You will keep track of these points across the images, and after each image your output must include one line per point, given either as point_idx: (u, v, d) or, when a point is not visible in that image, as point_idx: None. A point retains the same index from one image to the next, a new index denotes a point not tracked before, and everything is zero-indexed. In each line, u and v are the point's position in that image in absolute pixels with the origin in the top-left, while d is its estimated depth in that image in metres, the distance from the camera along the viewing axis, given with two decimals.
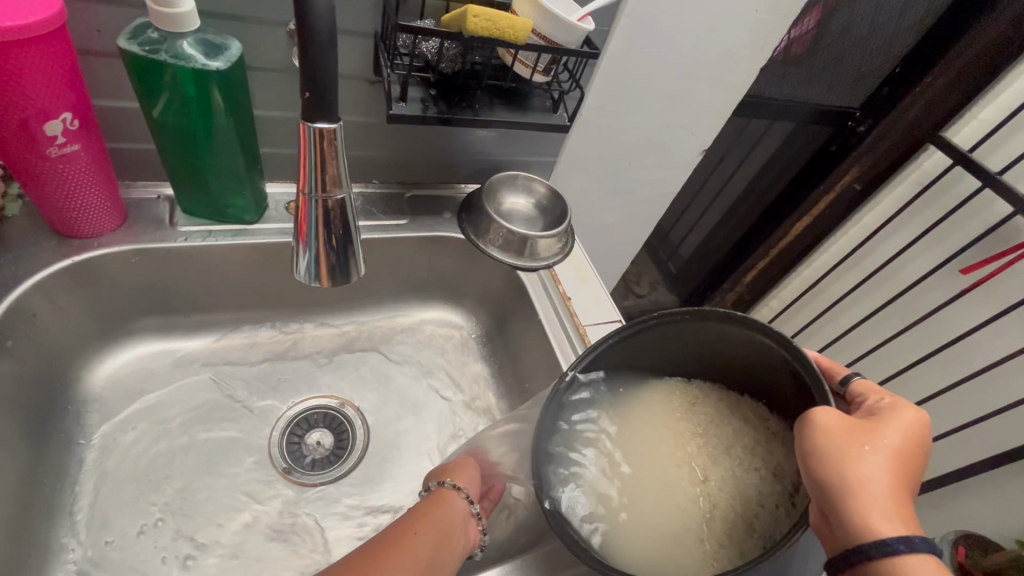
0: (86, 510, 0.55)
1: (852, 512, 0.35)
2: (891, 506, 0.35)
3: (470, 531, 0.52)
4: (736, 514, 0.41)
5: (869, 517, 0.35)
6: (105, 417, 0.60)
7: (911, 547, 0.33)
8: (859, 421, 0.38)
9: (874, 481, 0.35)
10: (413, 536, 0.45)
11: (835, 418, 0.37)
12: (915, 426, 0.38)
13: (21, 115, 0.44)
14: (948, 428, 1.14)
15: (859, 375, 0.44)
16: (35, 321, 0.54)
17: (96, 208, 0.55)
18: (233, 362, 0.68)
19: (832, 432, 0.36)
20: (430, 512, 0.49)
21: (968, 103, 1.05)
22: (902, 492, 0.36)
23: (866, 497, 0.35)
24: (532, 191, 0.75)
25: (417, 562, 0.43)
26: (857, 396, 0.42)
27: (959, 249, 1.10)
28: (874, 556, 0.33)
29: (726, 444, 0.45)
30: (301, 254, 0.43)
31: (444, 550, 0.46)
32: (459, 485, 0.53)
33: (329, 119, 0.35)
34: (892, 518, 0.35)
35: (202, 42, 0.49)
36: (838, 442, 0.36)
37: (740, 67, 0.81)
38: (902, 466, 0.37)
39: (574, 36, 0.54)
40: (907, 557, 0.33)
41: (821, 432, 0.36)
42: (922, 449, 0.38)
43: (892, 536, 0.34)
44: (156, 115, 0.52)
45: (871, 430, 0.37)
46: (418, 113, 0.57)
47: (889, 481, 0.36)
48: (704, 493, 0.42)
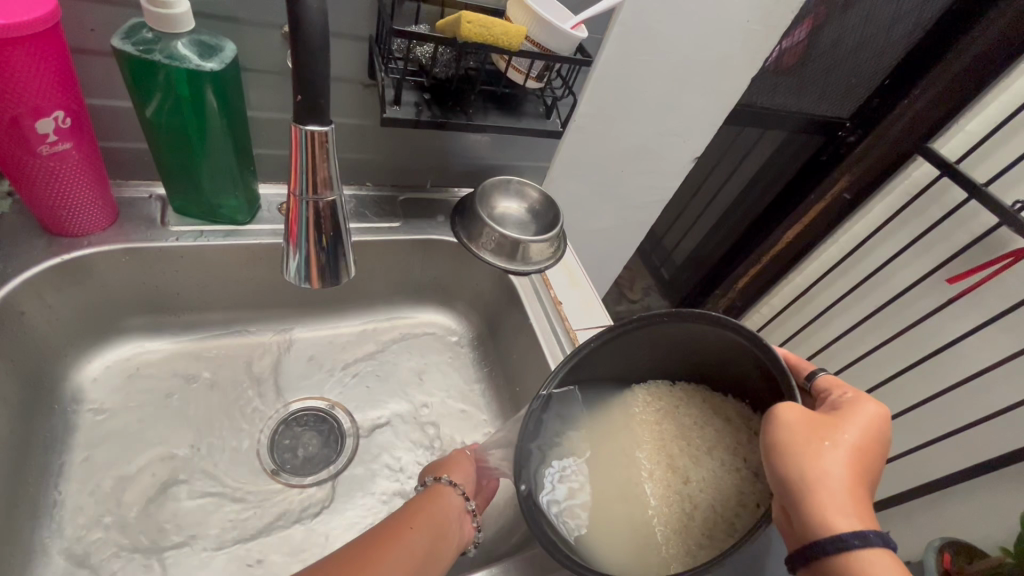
0: (71, 510, 0.54)
1: (811, 509, 0.36)
2: (849, 501, 0.36)
3: (465, 527, 0.52)
4: (717, 514, 0.41)
5: (829, 514, 0.35)
6: (91, 417, 0.60)
7: (865, 542, 0.34)
8: (821, 417, 0.39)
9: (834, 477, 0.36)
10: (408, 531, 0.45)
11: (797, 415, 0.38)
12: (876, 422, 0.39)
13: (12, 113, 0.44)
14: (933, 435, 1.16)
15: (824, 371, 0.45)
16: (22, 319, 0.54)
17: (87, 207, 0.55)
18: (223, 362, 0.68)
19: (795, 429, 0.37)
20: (425, 508, 0.49)
21: (955, 116, 1.07)
22: (860, 487, 0.37)
23: (825, 492, 0.36)
24: (524, 195, 0.76)
25: (410, 558, 0.43)
26: (822, 390, 0.44)
27: (947, 259, 1.11)
28: (830, 551, 0.34)
29: (708, 445, 0.45)
30: (291, 253, 0.43)
31: (439, 545, 0.47)
32: (454, 482, 0.54)
33: (321, 122, 0.35)
34: (851, 513, 0.36)
35: (197, 43, 0.49)
36: (800, 439, 0.37)
37: (732, 76, 0.82)
38: (861, 461, 0.38)
39: (569, 44, 0.55)
40: (863, 551, 0.34)
41: (783, 429, 0.37)
42: (882, 444, 0.39)
43: (847, 531, 0.35)
44: (149, 115, 0.52)
45: (832, 427, 0.38)
46: (412, 117, 0.57)
47: (848, 477, 0.37)
48: (684, 494, 0.43)
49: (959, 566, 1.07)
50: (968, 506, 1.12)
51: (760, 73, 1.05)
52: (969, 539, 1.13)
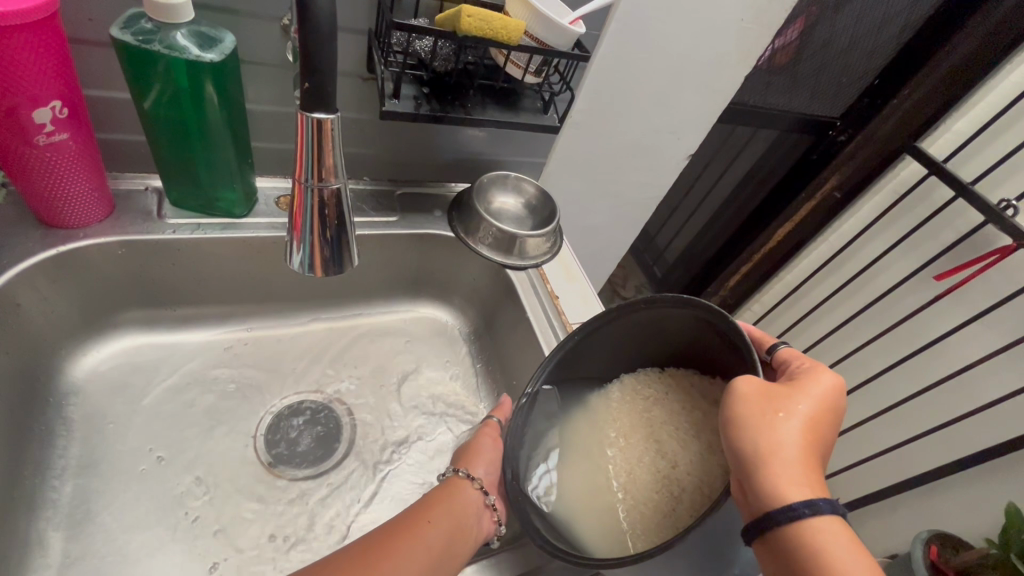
0: (67, 503, 0.54)
1: (765, 480, 0.37)
2: (801, 471, 0.38)
3: (485, 521, 0.52)
4: (702, 494, 0.42)
5: (782, 485, 0.37)
6: (87, 410, 0.59)
7: (816, 510, 0.36)
8: (777, 389, 0.40)
9: (787, 447, 0.38)
10: (425, 526, 0.46)
11: (754, 387, 0.39)
12: (830, 392, 0.41)
13: (10, 102, 0.44)
14: (920, 430, 1.18)
15: (784, 344, 0.47)
16: (17, 310, 0.53)
17: (83, 197, 0.55)
18: (220, 355, 0.67)
19: (750, 402, 0.39)
20: (443, 502, 0.50)
21: (943, 116, 1.09)
22: (811, 456, 0.39)
23: (779, 463, 0.37)
24: (521, 190, 0.76)
25: (428, 552, 0.44)
26: (780, 362, 0.46)
27: (933, 257, 1.14)
28: (783, 522, 0.36)
29: (695, 429, 0.46)
30: (296, 249, 0.43)
31: (457, 539, 0.47)
32: (472, 475, 0.54)
33: (327, 110, 0.36)
34: (802, 483, 0.37)
35: (196, 34, 0.49)
36: (755, 412, 0.38)
37: (726, 74, 0.83)
38: (813, 431, 0.39)
39: (567, 39, 0.56)
40: (813, 519, 0.36)
41: (741, 402, 0.38)
42: (834, 414, 0.41)
43: (798, 501, 0.36)
44: (148, 107, 0.51)
45: (788, 397, 0.40)
46: (411, 110, 0.57)
47: (800, 447, 0.39)
48: (672, 477, 0.44)
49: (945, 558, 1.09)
50: (954, 499, 1.14)
51: (753, 71, 1.06)
52: (954, 532, 1.15)
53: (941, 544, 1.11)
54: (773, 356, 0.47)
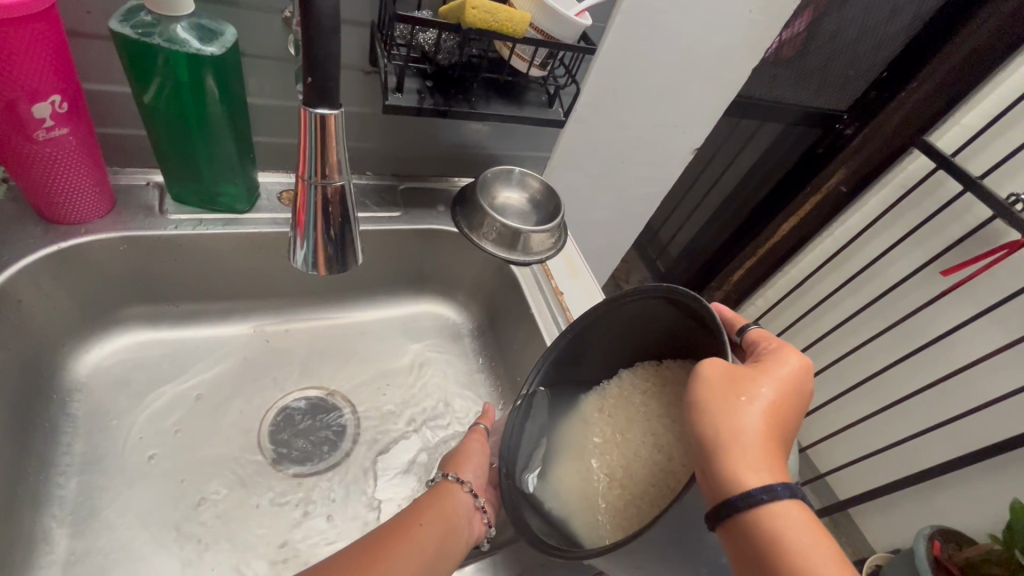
0: (70, 499, 0.54)
1: (723, 464, 0.37)
2: (762, 456, 0.38)
3: (475, 524, 0.52)
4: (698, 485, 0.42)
5: (740, 470, 0.37)
6: (90, 406, 0.59)
7: (773, 495, 0.36)
8: (741, 372, 0.40)
9: (747, 431, 0.38)
10: (417, 528, 0.46)
11: (717, 371, 0.39)
12: (795, 373, 0.40)
13: (9, 97, 0.43)
14: (925, 426, 1.18)
15: (755, 324, 0.46)
16: (19, 307, 0.53)
17: (84, 194, 0.54)
18: (224, 352, 0.67)
19: (713, 385, 0.38)
20: (435, 504, 0.50)
21: (952, 108, 1.08)
22: (774, 441, 0.39)
23: (738, 447, 0.37)
24: (526, 185, 0.75)
25: (422, 555, 0.44)
26: (749, 342, 0.45)
27: (939, 253, 1.13)
28: (740, 509, 0.35)
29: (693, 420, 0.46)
30: (299, 245, 0.43)
31: (449, 541, 0.47)
32: (461, 478, 0.54)
33: (329, 105, 0.35)
34: (761, 468, 0.37)
35: (196, 26, 0.49)
36: (717, 396, 0.38)
37: (732, 67, 0.82)
38: (776, 414, 0.39)
39: (573, 32, 0.55)
40: (772, 505, 0.36)
41: (704, 388, 0.38)
42: (800, 397, 0.41)
43: (756, 487, 0.36)
44: (148, 100, 0.51)
45: (751, 380, 0.39)
46: (414, 104, 0.57)
47: (762, 431, 0.38)
48: (668, 470, 0.44)
49: (948, 553, 1.09)
50: (957, 494, 1.15)
51: (760, 64, 1.05)
52: (958, 527, 1.15)
53: (944, 539, 1.11)
54: (743, 337, 0.46)
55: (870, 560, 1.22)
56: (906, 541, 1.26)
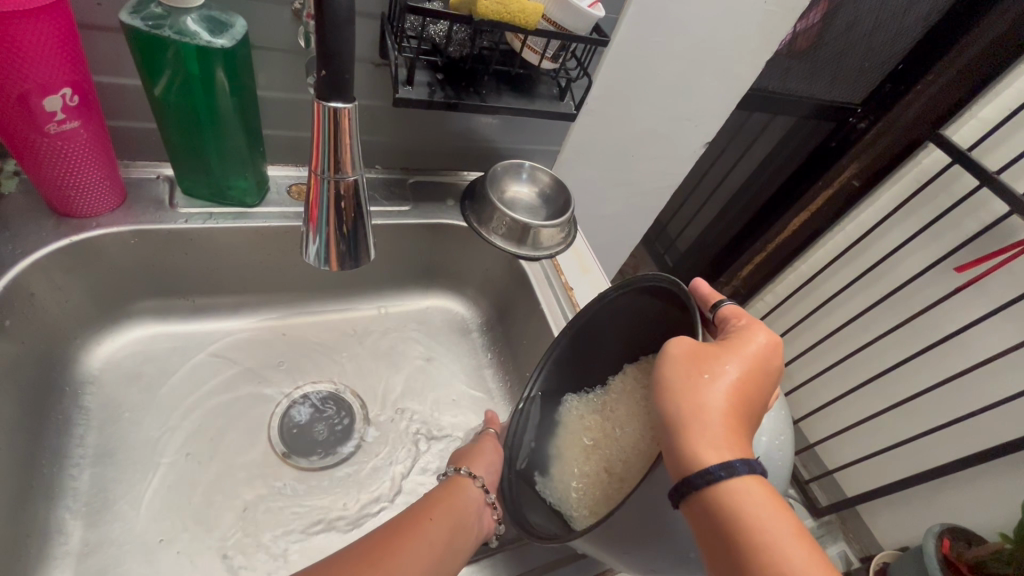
0: (83, 492, 0.54)
1: (682, 441, 0.38)
2: (722, 433, 0.38)
3: (486, 518, 0.51)
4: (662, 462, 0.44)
5: (699, 447, 0.37)
6: (102, 399, 0.59)
7: (731, 471, 0.37)
8: (707, 350, 0.40)
9: (709, 409, 0.38)
10: (427, 522, 0.46)
11: (683, 349, 0.39)
12: (760, 351, 0.41)
13: (20, 89, 0.43)
14: (937, 423, 1.17)
15: (729, 301, 0.46)
16: (32, 300, 0.53)
17: (95, 186, 0.54)
18: (234, 345, 0.67)
19: (676, 363, 0.39)
20: (446, 498, 0.50)
21: (968, 102, 1.07)
22: (737, 418, 0.39)
23: (698, 425, 0.38)
24: (535, 179, 0.75)
25: (432, 549, 0.44)
26: (721, 321, 0.45)
27: (954, 248, 1.11)
28: (699, 487, 0.36)
29: None
30: (311, 239, 0.43)
31: (459, 536, 0.47)
32: (473, 473, 0.54)
33: (344, 99, 0.35)
34: (721, 445, 0.38)
35: (207, 18, 0.48)
36: (680, 374, 0.39)
37: (746, 59, 0.80)
38: (739, 393, 0.39)
39: (586, 23, 0.54)
40: (729, 480, 0.36)
41: (669, 365, 0.39)
42: (767, 375, 0.41)
43: (714, 464, 0.37)
44: (158, 94, 0.51)
45: (718, 357, 0.40)
46: (425, 97, 0.56)
47: (725, 409, 0.39)
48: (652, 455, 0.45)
49: (957, 552, 1.08)
50: (968, 491, 1.14)
51: (773, 57, 1.03)
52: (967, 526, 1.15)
53: (953, 537, 1.10)
54: (717, 312, 0.46)
55: (878, 557, 1.22)
56: (914, 539, 1.26)
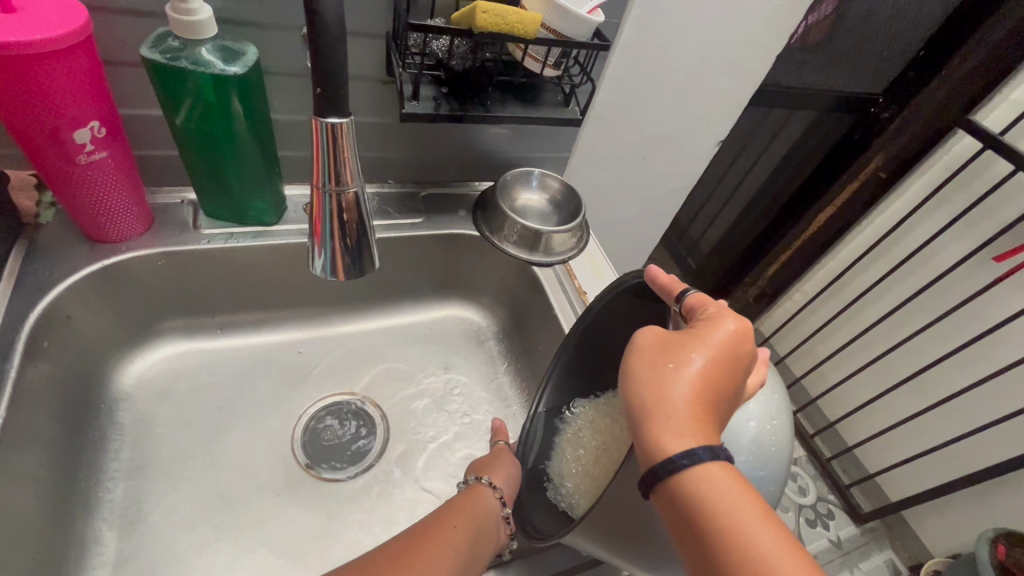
0: (115, 506, 0.56)
1: (647, 433, 0.37)
2: (688, 422, 0.37)
3: (500, 532, 0.50)
4: None
5: (662, 437, 0.37)
6: (133, 416, 0.62)
7: (694, 460, 0.35)
8: (672, 341, 0.40)
9: (674, 399, 0.37)
10: (449, 528, 0.46)
11: (648, 342, 0.40)
12: (730, 337, 0.39)
13: (52, 125, 0.46)
14: (985, 422, 1.11)
15: (693, 291, 0.43)
16: (69, 322, 0.56)
17: (124, 213, 0.57)
18: (261, 360, 0.70)
19: (641, 357, 0.40)
20: (467, 506, 0.50)
21: (998, 85, 1.03)
22: (708, 409, 0.38)
23: (663, 414, 0.37)
24: (545, 186, 0.75)
25: (456, 555, 0.44)
26: (688, 312, 0.43)
27: (991, 238, 1.06)
28: (663, 476, 0.36)
29: None
30: (317, 254, 0.44)
31: (480, 544, 0.47)
32: (493, 483, 0.53)
33: (339, 114, 0.36)
34: (687, 434, 0.36)
35: (220, 48, 0.50)
36: (646, 365, 0.39)
37: (756, 54, 0.80)
38: (707, 380, 0.38)
39: (586, 29, 0.54)
40: (695, 469, 0.35)
41: (634, 358, 0.40)
42: (737, 362, 0.39)
43: (677, 452, 0.36)
44: (180, 122, 0.53)
45: (684, 347, 0.39)
46: (431, 111, 0.57)
47: (692, 398, 0.37)
48: None
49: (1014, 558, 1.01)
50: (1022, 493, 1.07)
51: (785, 51, 1.02)
52: None
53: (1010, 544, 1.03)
54: (683, 303, 0.43)
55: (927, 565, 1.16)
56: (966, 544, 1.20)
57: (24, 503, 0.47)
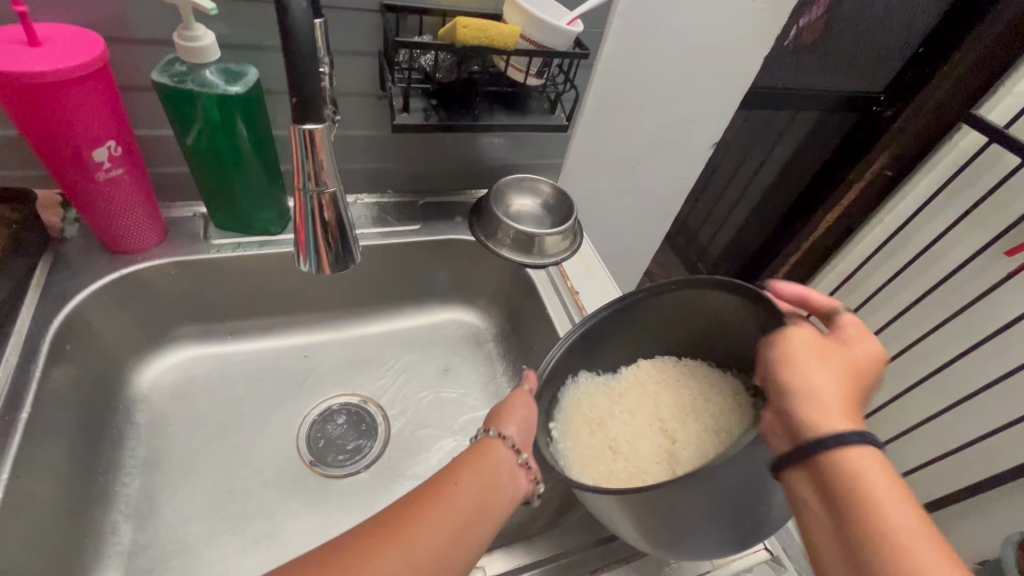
0: (130, 500, 0.59)
1: (803, 415, 0.40)
2: (840, 412, 0.40)
3: (520, 480, 0.48)
4: (685, 456, 0.50)
5: (820, 419, 0.39)
6: (149, 416, 0.65)
7: (858, 441, 0.37)
8: (825, 345, 0.44)
9: (823, 389, 0.40)
10: (452, 487, 0.44)
11: (806, 340, 0.44)
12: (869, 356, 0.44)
13: (73, 144, 0.50)
14: (1004, 420, 1.08)
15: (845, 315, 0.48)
16: (89, 327, 0.60)
17: (139, 225, 0.61)
18: (270, 363, 0.73)
19: (798, 349, 0.43)
20: (472, 461, 0.46)
21: (1000, 79, 1.03)
22: (851, 408, 0.41)
23: (816, 401, 0.40)
24: (538, 191, 0.78)
25: (457, 516, 0.42)
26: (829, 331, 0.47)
27: (1000, 233, 1.05)
28: (828, 448, 0.37)
29: (702, 407, 0.53)
30: (303, 261, 0.48)
31: (488, 499, 0.44)
32: (505, 434, 0.49)
33: (315, 121, 0.39)
34: (840, 420, 0.39)
35: (222, 70, 0.55)
36: (802, 356, 0.42)
37: (743, 57, 0.82)
38: (846, 382, 0.42)
39: (565, 40, 0.57)
40: (851, 449, 0.37)
41: (789, 349, 0.43)
42: (866, 378, 0.43)
43: (837, 432, 0.38)
44: (190, 142, 0.57)
45: (834, 355, 0.43)
46: (420, 122, 0.61)
47: (835, 393, 0.41)
48: (669, 447, 0.51)
49: None
50: None
51: (779, 53, 1.04)
52: None
53: None
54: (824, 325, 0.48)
55: None
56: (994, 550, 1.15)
57: (47, 494, 0.51)
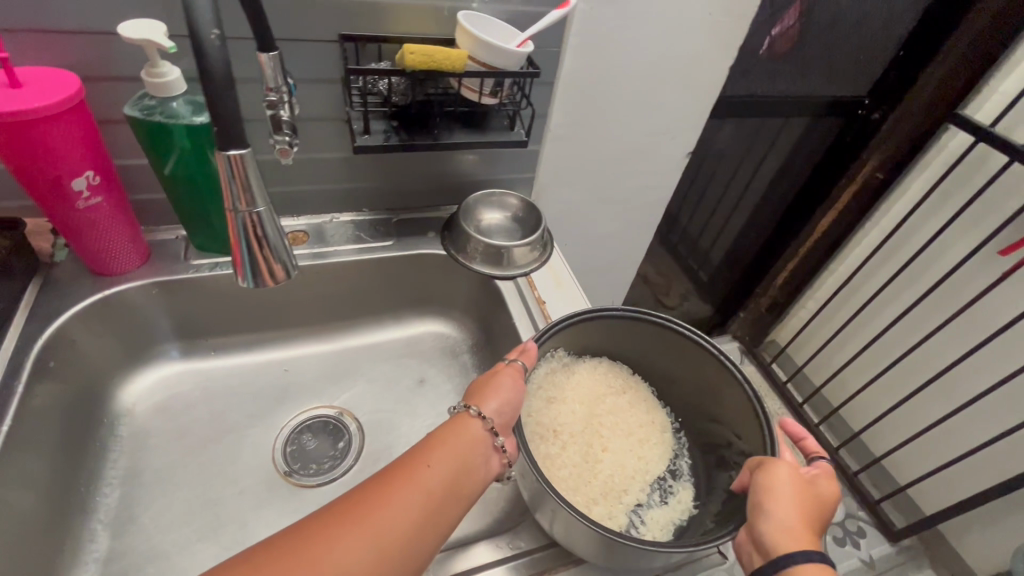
0: (110, 509, 0.62)
1: (773, 533, 0.45)
2: (804, 535, 0.45)
3: (492, 461, 0.49)
4: (614, 464, 0.62)
5: (786, 538, 0.44)
6: (131, 429, 0.69)
7: (813, 561, 0.43)
8: (800, 474, 0.49)
9: (795, 516, 0.46)
10: (423, 468, 0.45)
11: (786, 469, 0.49)
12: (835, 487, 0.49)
13: (54, 175, 0.55)
14: (1008, 424, 1.05)
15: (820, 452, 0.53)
16: (73, 344, 0.64)
17: (121, 248, 0.65)
18: (251, 377, 0.76)
19: (778, 478, 0.48)
20: (445, 439, 0.47)
21: (983, 77, 1.03)
22: (811, 529, 0.46)
23: (785, 523, 0.45)
24: (506, 205, 0.81)
25: (422, 497, 0.43)
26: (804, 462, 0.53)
27: (993, 233, 1.03)
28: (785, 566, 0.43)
29: (633, 428, 0.66)
30: (241, 277, 0.50)
31: (458, 480, 0.46)
32: (483, 413, 0.50)
33: (237, 146, 0.42)
34: (802, 540, 0.44)
35: (190, 102, 0.58)
36: (781, 484, 0.48)
37: (706, 67, 0.84)
38: (813, 508, 0.47)
39: (513, 60, 0.60)
40: (807, 565, 0.43)
41: (771, 476, 0.48)
42: (830, 507, 0.49)
43: (798, 552, 0.44)
44: (167, 170, 0.62)
45: (806, 482, 0.48)
46: (381, 142, 0.64)
47: (803, 517, 0.46)
48: (600, 450, 0.63)
49: None
50: None
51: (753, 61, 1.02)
52: None
53: None
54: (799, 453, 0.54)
55: None
56: None
57: (25, 502, 0.54)
